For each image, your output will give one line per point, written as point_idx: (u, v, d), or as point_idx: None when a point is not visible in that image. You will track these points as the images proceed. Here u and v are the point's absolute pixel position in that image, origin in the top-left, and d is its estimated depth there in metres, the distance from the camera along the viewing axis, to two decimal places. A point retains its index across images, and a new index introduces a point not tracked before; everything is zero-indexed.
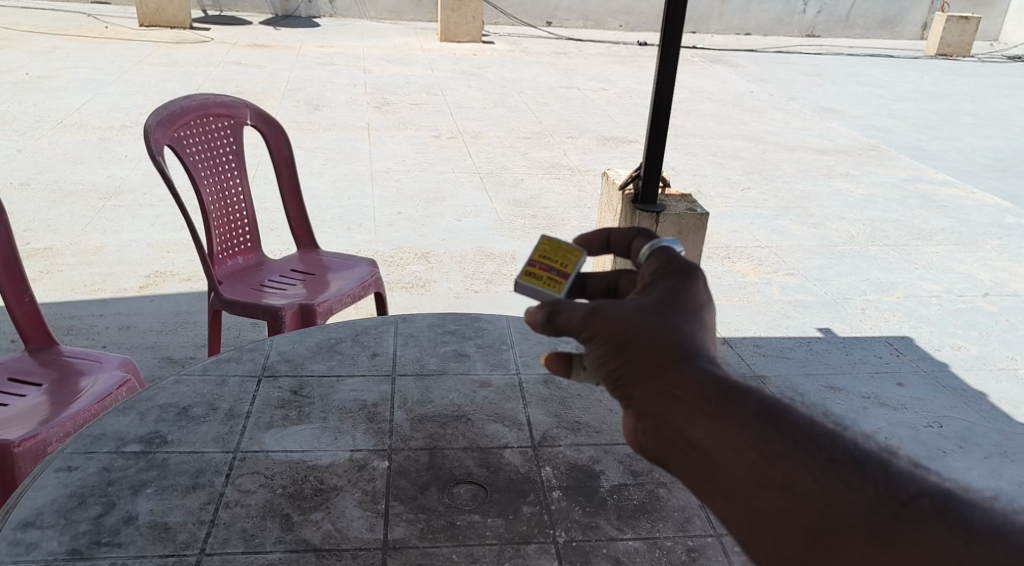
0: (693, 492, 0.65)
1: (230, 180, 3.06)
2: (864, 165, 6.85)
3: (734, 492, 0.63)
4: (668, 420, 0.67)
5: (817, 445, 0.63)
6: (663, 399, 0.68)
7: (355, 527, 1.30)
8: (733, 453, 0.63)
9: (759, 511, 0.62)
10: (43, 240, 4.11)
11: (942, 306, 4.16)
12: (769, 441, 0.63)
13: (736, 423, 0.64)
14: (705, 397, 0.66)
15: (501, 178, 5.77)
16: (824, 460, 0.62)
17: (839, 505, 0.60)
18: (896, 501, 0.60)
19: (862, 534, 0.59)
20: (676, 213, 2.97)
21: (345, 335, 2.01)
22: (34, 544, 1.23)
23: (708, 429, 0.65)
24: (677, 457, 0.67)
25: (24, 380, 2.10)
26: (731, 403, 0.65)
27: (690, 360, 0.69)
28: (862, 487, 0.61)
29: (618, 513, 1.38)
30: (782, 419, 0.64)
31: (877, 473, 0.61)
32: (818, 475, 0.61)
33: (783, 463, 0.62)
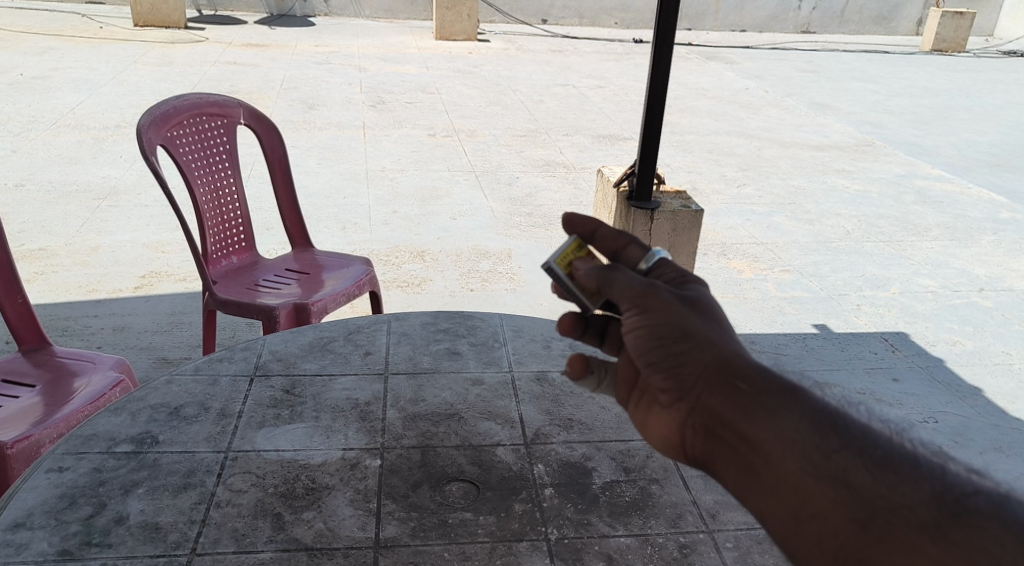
0: (749, 481, 0.75)
1: (223, 180, 3.05)
2: (859, 161, 6.85)
3: (789, 482, 0.72)
4: (727, 413, 0.78)
5: (870, 444, 0.72)
6: (721, 392, 0.79)
7: (346, 526, 1.30)
8: (787, 442, 0.73)
9: (808, 500, 0.71)
10: (38, 241, 4.11)
11: (937, 302, 4.17)
12: (823, 438, 0.73)
13: (795, 420, 0.75)
14: (761, 393, 0.77)
15: (496, 176, 5.77)
16: (876, 458, 0.70)
17: (890, 500, 0.67)
18: (947, 498, 0.66)
19: (910, 526, 0.65)
20: (671, 211, 2.98)
21: (337, 334, 2.01)
22: (23, 545, 1.22)
23: (768, 421, 0.75)
24: (737, 448, 0.77)
25: (18, 381, 2.09)
26: (790, 402, 0.76)
27: (748, 365, 0.81)
28: (911, 484, 0.68)
29: (610, 510, 1.38)
30: (839, 419, 0.74)
31: (929, 475, 0.68)
32: (870, 470, 0.70)
33: (838, 458, 0.71)
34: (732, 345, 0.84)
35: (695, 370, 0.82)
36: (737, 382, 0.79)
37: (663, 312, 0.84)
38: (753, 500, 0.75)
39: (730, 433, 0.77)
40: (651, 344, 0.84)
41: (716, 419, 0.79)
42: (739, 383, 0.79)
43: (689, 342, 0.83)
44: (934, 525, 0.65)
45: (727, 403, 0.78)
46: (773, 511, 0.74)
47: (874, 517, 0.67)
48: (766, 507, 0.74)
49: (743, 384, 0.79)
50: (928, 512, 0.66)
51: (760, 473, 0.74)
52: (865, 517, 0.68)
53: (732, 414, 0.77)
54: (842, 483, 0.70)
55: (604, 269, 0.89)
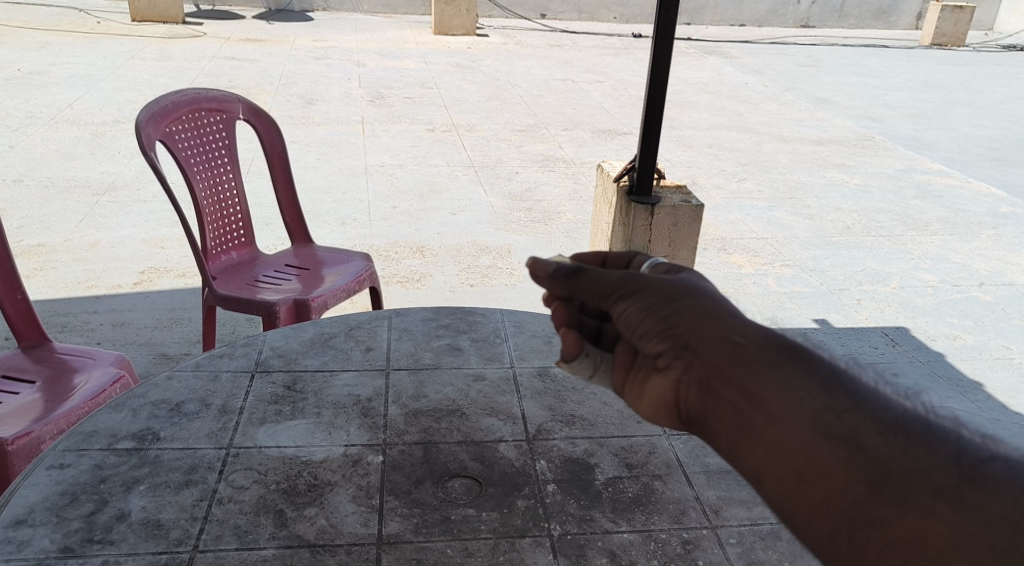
0: (751, 442, 0.75)
1: (222, 175, 3.04)
2: (859, 155, 6.84)
3: (794, 440, 0.72)
4: (728, 371, 0.79)
5: (882, 408, 0.72)
6: (719, 351, 0.80)
7: (349, 522, 1.29)
8: (795, 400, 0.74)
9: (814, 461, 0.71)
10: (37, 237, 4.10)
11: (938, 297, 4.17)
12: (832, 396, 0.73)
13: (802, 377, 0.75)
14: (767, 353, 0.78)
15: (496, 171, 5.76)
16: (888, 421, 0.71)
17: (904, 463, 0.68)
18: (964, 464, 0.67)
19: (927, 489, 0.66)
20: (671, 206, 2.98)
21: (338, 330, 2.00)
22: (25, 542, 1.22)
23: (774, 379, 0.76)
24: (737, 404, 0.77)
25: (18, 377, 2.09)
26: (796, 363, 0.77)
27: (744, 327, 0.82)
28: (926, 448, 0.68)
29: (613, 506, 1.37)
30: (848, 382, 0.75)
31: (941, 440, 0.69)
32: (882, 431, 0.70)
33: (850, 417, 0.71)
34: (726, 308, 0.86)
35: (689, 327, 0.83)
36: (734, 338, 0.81)
37: (649, 289, 0.87)
38: (752, 456, 0.76)
39: (730, 390, 0.78)
40: (647, 319, 0.85)
41: (716, 376, 0.80)
42: (738, 339, 0.81)
43: (680, 304, 0.85)
44: (951, 491, 0.65)
45: (727, 358, 0.80)
46: (772, 470, 0.74)
47: (887, 479, 0.67)
48: (765, 465, 0.74)
49: (741, 339, 0.80)
50: (946, 477, 0.66)
51: (760, 430, 0.75)
52: (877, 478, 0.68)
53: (734, 368, 0.79)
54: (852, 442, 0.70)
55: (569, 269, 0.87)
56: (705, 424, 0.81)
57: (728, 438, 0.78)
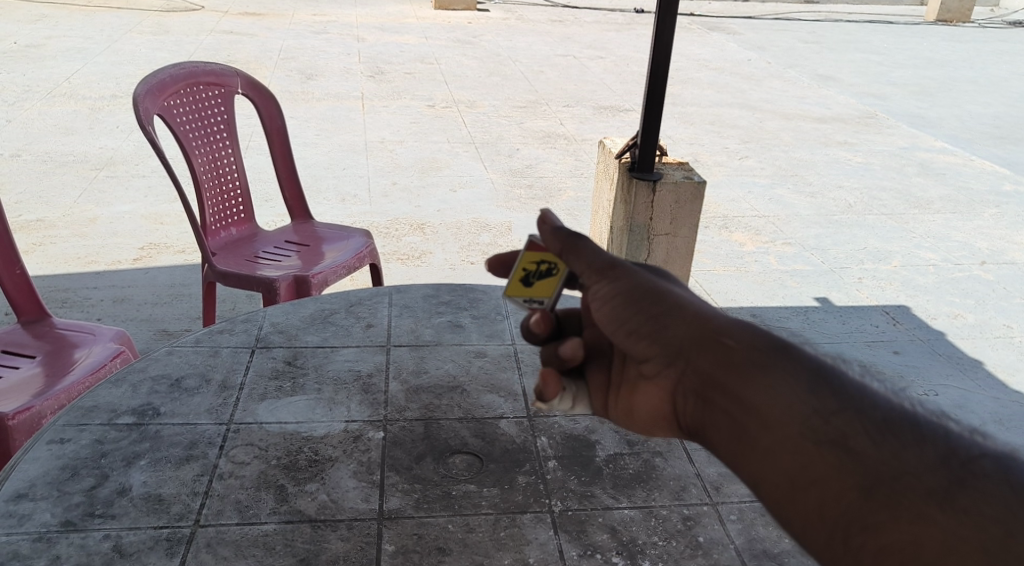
0: (742, 450, 0.74)
1: (221, 149, 3.01)
2: (862, 133, 6.80)
3: (788, 447, 0.70)
4: (719, 375, 0.78)
5: (870, 407, 0.69)
6: (708, 353, 0.80)
7: (350, 498, 1.29)
8: (784, 404, 0.72)
9: (807, 467, 0.68)
10: (36, 212, 4.08)
11: (940, 275, 4.16)
12: (821, 399, 0.71)
13: (788, 378, 0.73)
14: (755, 353, 0.76)
15: (497, 148, 5.72)
16: (877, 421, 0.67)
17: (895, 465, 0.64)
18: (953, 465, 0.62)
19: (920, 493, 0.62)
20: (673, 182, 2.96)
21: (339, 306, 2.00)
22: (26, 516, 1.22)
23: (763, 382, 0.74)
24: (730, 411, 0.76)
25: (17, 352, 2.08)
26: (782, 364, 0.75)
27: (732, 325, 0.81)
28: (917, 449, 0.64)
29: (614, 482, 1.38)
30: (835, 382, 0.72)
31: (931, 440, 0.65)
32: (871, 433, 0.67)
33: (838, 419, 0.68)
34: (709, 308, 0.86)
35: (679, 330, 0.83)
36: (724, 340, 0.80)
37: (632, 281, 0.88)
38: (746, 467, 0.73)
39: (722, 396, 0.77)
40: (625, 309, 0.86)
41: (707, 383, 0.79)
42: (726, 341, 0.79)
43: (667, 305, 0.85)
44: (944, 493, 0.61)
45: (718, 364, 0.78)
46: (766, 479, 0.71)
47: (879, 482, 0.64)
48: (760, 474, 0.72)
49: (730, 341, 0.79)
50: (937, 479, 0.62)
51: (754, 435, 0.73)
52: (871, 482, 0.64)
53: (725, 375, 0.77)
54: (842, 446, 0.67)
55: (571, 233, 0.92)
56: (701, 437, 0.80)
57: (726, 447, 0.76)
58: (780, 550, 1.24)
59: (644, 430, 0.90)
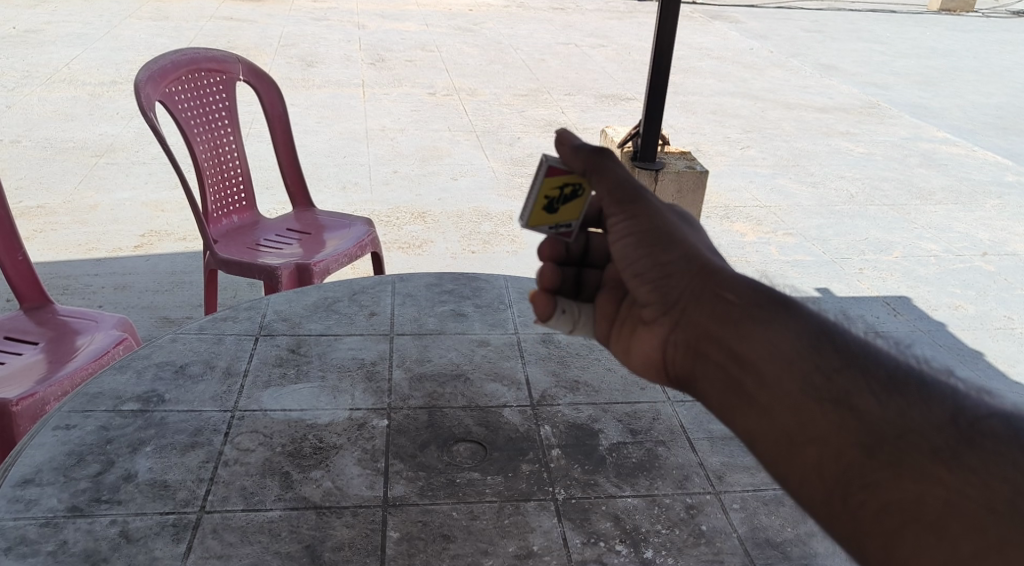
0: (738, 402, 0.75)
1: (223, 137, 3.00)
2: (864, 123, 6.78)
3: (788, 400, 0.71)
4: (716, 327, 0.79)
5: (874, 366, 0.71)
6: (707, 306, 0.81)
7: (355, 485, 1.30)
8: (784, 359, 0.73)
9: (807, 423, 0.69)
10: (37, 198, 4.08)
11: (941, 266, 4.16)
12: (822, 357, 0.72)
13: (790, 333, 0.74)
14: (756, 308, 0.77)
15: (498, 136, 5.71)
16: (880, 379, 0.69)
17: (899, 424, 0.66)
18: (961, 423, 0.65)
19: (924, 452, 0.63)
20: (675, 171, 2.95)
21: (342, 294, 2.00)
22: (33, 501, 1.22)
23: (762, 336, 0.75)
24: (726, 364, 0.77)
25: (20, 338, 2.09)
26: (784, 319, 0.76)
27: (735, 277, 0.82)
28: (922, 410, 0.66)
29: (617, 471, 1.38)
30: (838, 340, 0.73)
31: (937, 399, 0.67)
32: (875, 390, 0.69)
33: (840, 377, 0.70)
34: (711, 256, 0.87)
35: (680, 280, 0.84)
36: (724, 293, 0.81)
37: (648, 221, 0.88)
38: (741, 419, 0.75)
39: (718, 350, 0.78)
40: (641, 253, 0.87)
41: (704, 335, 0.80)
42: (727, 296, 0.80)
43: (676, 251, 0.86)
44: (950, 452, 0.63)
45: (717, 317, 0.79)
46: (764, 434, 0.72)
47: (883, 441, 0.65)
48: (755, 429, 0.73)
49: (731, 296, 0.80)
50: (942, 440, 0.64)
51: (751, 391, 0.74)
52: (873, 440, 0.66)
53: (722, 328, 0.78)
54: (844, 404, 0.68)
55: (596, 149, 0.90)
56: (696, 389, 0.81)
57: (720, 402, 0.77)
58: (782, 539, 1.25)
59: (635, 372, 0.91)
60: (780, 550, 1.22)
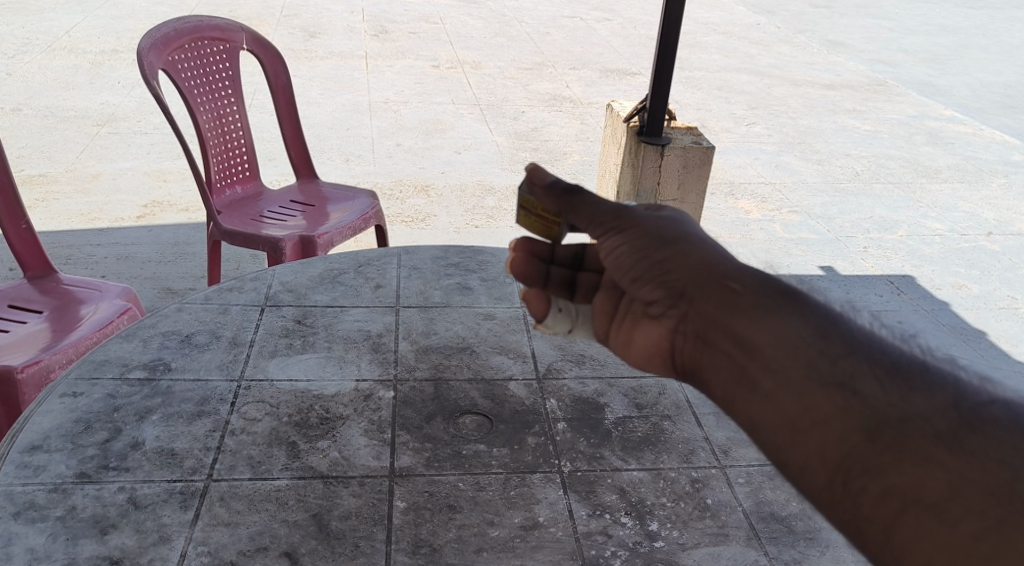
0: (740, 391, 0.74)
1: (226, 107, 2.97)
2: (871, 100, 6.72)
3: (790, 389, 0.69)
4: (719, 317, 0.77)
5: (879, 353, 0.68)
6: (712, 297, 0.79)
7: (362, 455, 1.30)
8: (787, 347, 0.71)
9: (809, 409, 0.67)
10: (39, 167, 4.05)
11: (945, 245, 4.14)
12: (828, 343, 0.70)
13: (796, 321, 0.73)
14: (760, 298, 0.75)
15: (502, 110, 5.66)
16: (885, 366, 0.67)
17: (901, 408, 0.63)
18: (963, 409, 0.62)
19: (925, 435, 0.61)
20: (681, 147, 2.93)
21: (348, 266, 1.99)
22: (41, 467, 1.23)
23: (766, 325, 0.73)
24: (732, 354, 0.75)
25: (24, 307, 2.09)
26: (788, 308, 0.74)
27: (738, 269, 0.81)
28: (925, 394, 0.64)
29: (623, 445, 1.38)
30: (844, 328, 0.71)
31: (940, 386, 0.64)
32: (880, 378, 0.66)
33: (844, 363, 0.68)
34: (718, 254, 0.84)
35: (684, 275, 0.82)
36: (729, 285, 0.79)
37: (643, 230, 0.86)
38: (745, 408, 0.73)
39: (725, 339, 0.76)
40: (635, 259, 0.85)
41: (708, 325, 0.78)
42: (732, 287, 0.78)
43: (676, 249, 0.84)
44: (951, 436, 0.60)
45: (721, 307, 0.77)
46: (767, 421, 0.71)
47: (884, 425, 0.63)
48: (760, 416, 0.71)
49: (737, 287, 0.78)
50: (945, 423, 0.61)
51: (755, 378, 0.72)
52: (876, 424, 0.63)
53: (728, 316, 0.76)
54: (848, 389, 0.66)
55: (566, 188, 0.86)
56: (702, 379, 0.79)
57: (726, 391, 0.75)
58: (787, 513, 1.25)
59: (642, 368, 0.89)
60: (785, 524, 1.22)
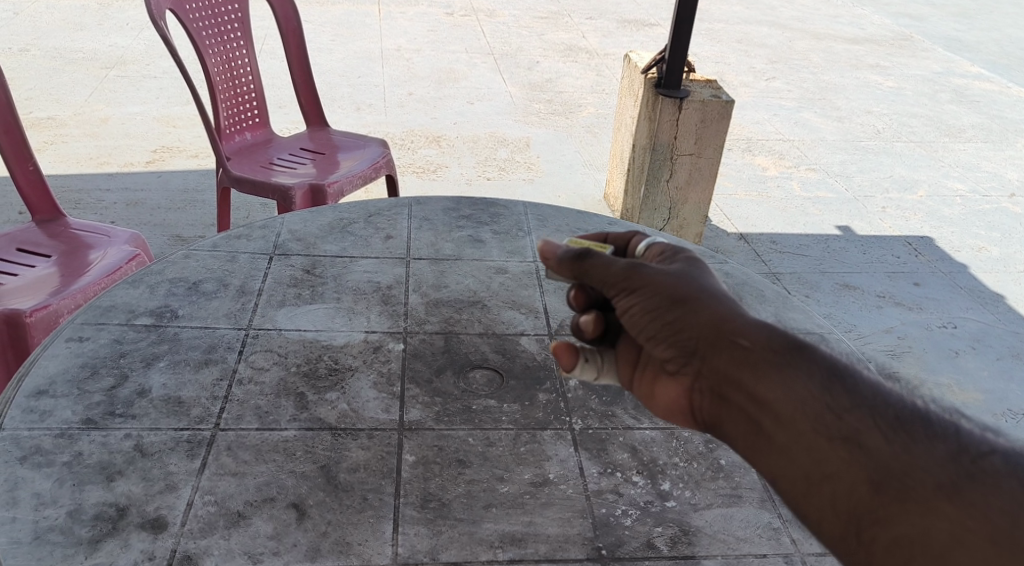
0: (756, 446, 0.77)
1: (235, 50, 2.90)
2: (895, 56, 6.53)
3: (801, 445, 0.73)
4: (732, 374, 0.79)
5: (882, 405, 0.73)
6: (723, 353, 0.81)
7: (370, 408, 1.28)
8: (795, 403, 0.75)
9: (820, 464, 0.72)
10: (47, 110, 4.00)
11: (967, 207, 4.05)
12: (833, 397, 0.74)
13: (803, 377, 0.76)
14: (769, 353, 0.79)
15: (516, 59, 5.53)
16: (888, 418, 0.72)
17: (905, 460, 0.69)
18: (965, 460, 0.68)
19: (928, 485, 0.67)
20: (700, 100, 2.84)
21: (358, 216, 1.95)
22: (47, 412, 1.22)
23: (776, 382, 0.77)
24: (746, 410, 0.78)
25: (32, 251, 2.06)
26: (796, 365, 0.78)
27: (748, 324, 0.83)
28: (928, 445, 0.69)
29: (636, 403, 1.36)
30: (848, 380, 0.76)
31: (942, 437, 0.70)
32: (884, 429, 0.71)
33: (849, 417, 0.73)
34: (730, 306, 0.86)
35: (696, 334, 0.83)
36: (738, 341, 0.81)
37: (654, 289, 0.86)
38: (760, 460, 0.77)
39: (737, 395, 0.79)
40: (647, 320, 0.85)
41: (722, 381, 0.80)
42: (742, 342, 0.81)
43: (686, 309, 0.85)
44: (952, 486, 0.66)
45: (731, 365, 0.80)
46: (783, 475, 0.75)
47: (889, 477, 0.68)
48: (777, 471, 0.75)
49: (746, 343, 0.80)
50: (946, 474, 0.67)
51: (768, 433, 0.76)
52: (881, 476, 0.69)
53: (741, 375, 0.79)
54: (854, 443, 0.71)
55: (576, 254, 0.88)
56: (718, 431, 0.82)
57: (742, 445, 0.79)
58: None
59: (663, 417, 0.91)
60: None
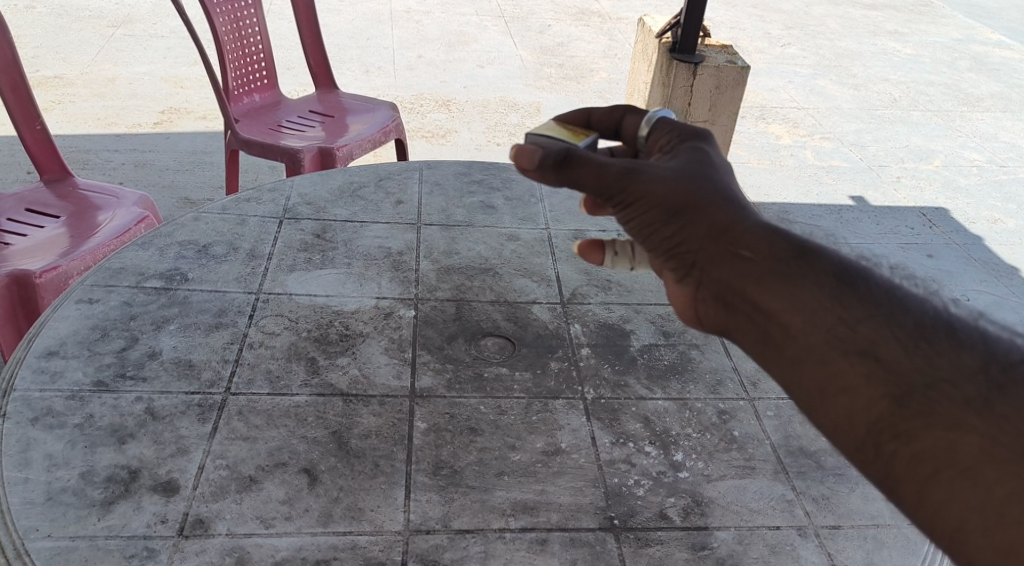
0: (765, 360, 0.68)
1: (244, 10, 2.85)
2: (914, 22, 6.38)
3: (813, 360, 0.65)
4: (737, 283, 0.69)
5: (901, 312, 0.64)
6: (724, 262, 0.71)
7: (382, 374, 1.28)
8: (805, 316, 0.65)
9: (834, 377, 0.63)
10: (54, 69, 3.96)
11: (983, 178, 3.99)
12: (845, 305, 0.65)
13: (812, 286, 0.66)
14: (773, 260, 0.68)
15: (528, 22, 5.43)
16: (907, 326, 0.63)
17: (928, 372, 0.60)
18: (994, 372, 0.59)
19: (955, 400, 0.58)
20: (715, 66, 2.78)
21: (368, 180, 1.93)
22: (58, 374, 1.21)
23: (782, 291, 0.67)
24: (753, 321, 0.69)
25: (41, 212, 2.05)
26: (802, 270, 0.67)
27: (751, 223, 0.72)
28: (953, 355, 0.61)
29: (649, 373, 1.35)
30: (862, 286, 0.66)
31: (969, 344, 0.61)
32: (903, 340, 0.62)
33: (865, 327, 0.64)
34: (733, 201, 0.74)
35: (696, 243, 0.72)
36: (742, 248, 0.70)
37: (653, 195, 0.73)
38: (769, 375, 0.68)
39: (743, 305, 0.69)
40: (647, 233, 0.74)
41: (726, 290, 0.70)
42: (744, 251, 0.70)
43: (685, 215, 0.73)
44: (982, 401, 0.58)
45: (736, 275, 0.69)
46: (795, 388, 0.66)
47: (910, 392, 0.60)
48: (788, 385, 0.67)
49: (748, 251, 0.70)
50: (975, 388, 0.59)
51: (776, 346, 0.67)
52: (903, 390, 0.60)
53: (745, 284, 0.69)
54: (871, 356, 0.62)
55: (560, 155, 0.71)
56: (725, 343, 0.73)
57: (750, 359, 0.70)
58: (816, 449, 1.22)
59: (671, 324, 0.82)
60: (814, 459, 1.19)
